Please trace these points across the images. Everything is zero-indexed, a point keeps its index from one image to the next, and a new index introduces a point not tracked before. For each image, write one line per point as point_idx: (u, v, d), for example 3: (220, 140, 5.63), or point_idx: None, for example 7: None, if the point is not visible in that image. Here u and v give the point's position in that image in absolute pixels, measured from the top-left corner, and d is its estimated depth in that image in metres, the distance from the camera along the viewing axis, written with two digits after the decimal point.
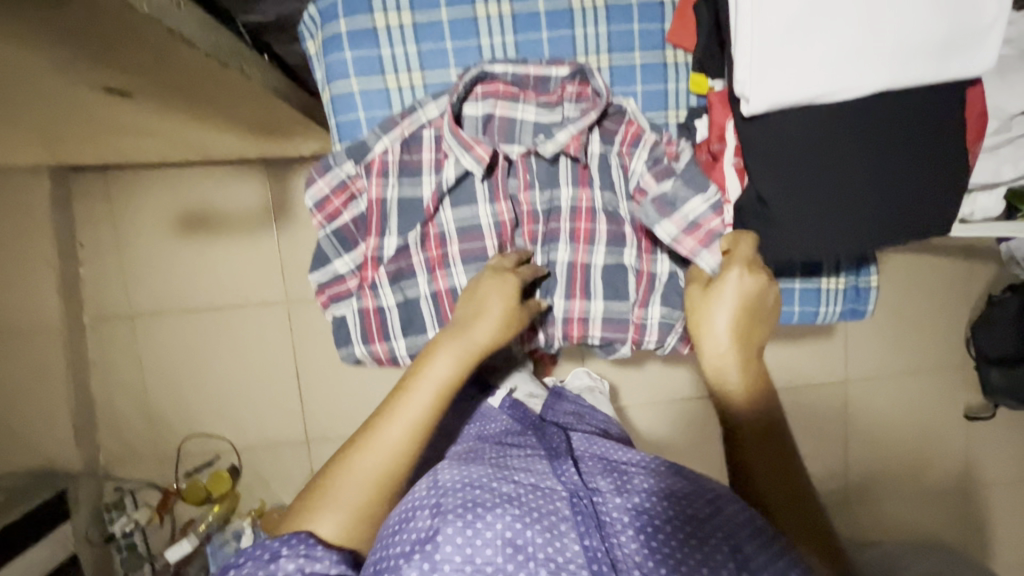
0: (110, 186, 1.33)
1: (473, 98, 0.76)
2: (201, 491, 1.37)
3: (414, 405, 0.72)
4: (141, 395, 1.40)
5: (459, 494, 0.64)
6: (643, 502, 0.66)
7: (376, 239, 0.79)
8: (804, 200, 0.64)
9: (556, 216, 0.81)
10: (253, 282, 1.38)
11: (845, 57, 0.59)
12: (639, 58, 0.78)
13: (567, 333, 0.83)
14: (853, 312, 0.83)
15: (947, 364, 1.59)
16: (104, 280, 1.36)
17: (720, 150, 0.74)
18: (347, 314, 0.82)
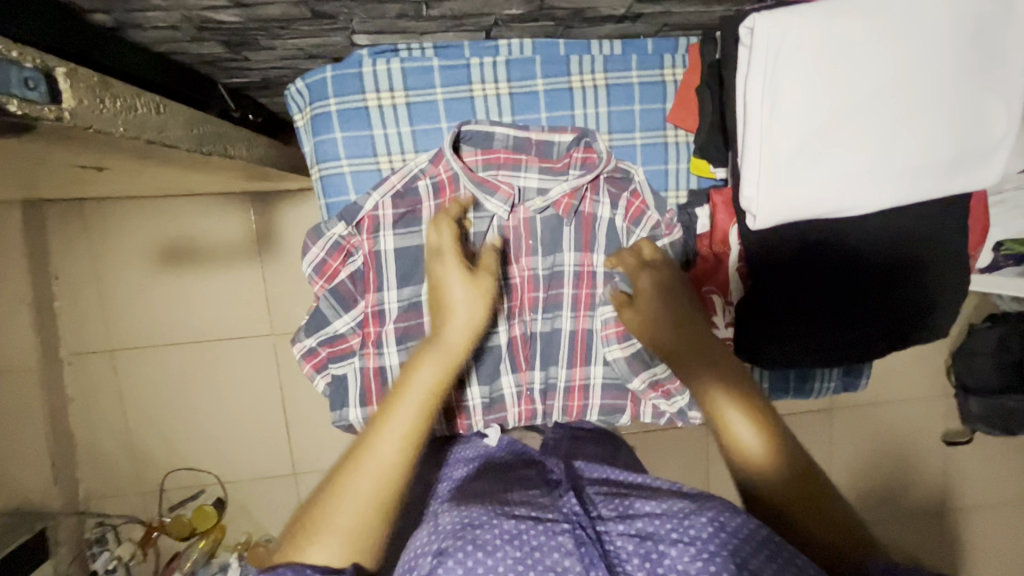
0: (87, 217, 1.28)
1: (472, 154, 0.72)
2: (186, 527, 1.35)
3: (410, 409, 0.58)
4: (124, 429, 1.37)
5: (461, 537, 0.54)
6: (658, 526, 0.55)
7: (374, 294, 0.69)
8: (807, 314, 0.67)
9: (559, 280, 0.76)
10: (238, 315, 1.35)
11: (852, 176, 0.60)
12: (639, 138, 0.76)
13: (568, 406, 0.79)
14: (847, 386, 0.83)
15: (927, 391, 1.62)
16: (83, 314, 1.32)
17: (723, 253, 0.73)
18: (347, 375, 0.70)
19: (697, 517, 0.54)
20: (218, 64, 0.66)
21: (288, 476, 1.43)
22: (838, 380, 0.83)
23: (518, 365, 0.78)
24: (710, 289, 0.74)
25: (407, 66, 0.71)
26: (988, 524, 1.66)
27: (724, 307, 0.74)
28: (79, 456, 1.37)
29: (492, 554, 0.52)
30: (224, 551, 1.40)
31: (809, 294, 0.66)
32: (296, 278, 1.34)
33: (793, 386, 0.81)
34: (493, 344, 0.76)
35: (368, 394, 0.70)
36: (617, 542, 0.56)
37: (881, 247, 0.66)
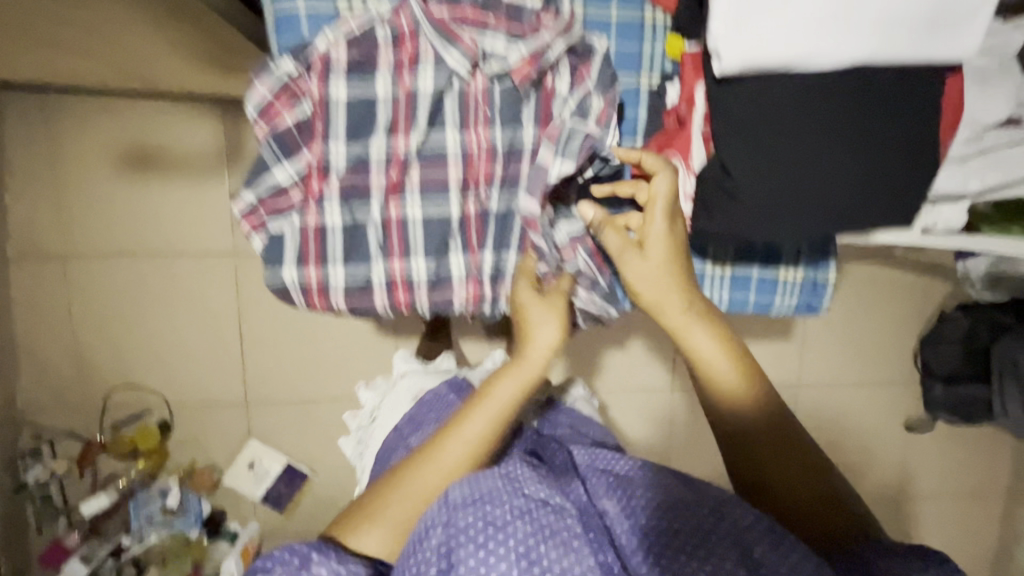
0: (45, 110, 1.21)
1: (435, 7, 0.68)
2: (128, 446, 1.32)
3: (472, 425, 0.70)
4: (69, 338, 1.31)
5: (471, 511, 0.62)
6: (661, 518, 0.66)
7: (319, 145, 0.69)
8: (768, 187, 0.63)
9: (519, 159, 0.72)
10: (199, 229, 1.30)
11: (814, 27, 0.59)
12: (616, 15, 0.75)
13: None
14: (808, 307, 0.81)
15: (895, 375, 1.62)
16: (35, 212, 1.25)
17: (687, 113, 0.72)
18: (286, 231, 0.71)
19: (704, 509, 0.66)
20: None
21: (240, 404, 1.39)
22: (799, 299, 0.81)
23: (467, 244, 0.74)
24: (673, 155, 0.73)
25: None
26: (939, 513, 1.68)
27: (687, 177, 0.74)
28: (19, 362, 1.30)
29: (504, 530, 0.61)
30: (164, 474, 1.38)
31: (767, 164, 0.63)
32: None
33: (753, 299, 0.80)
34: (443, 215, 0.72)
35: (305, 248, 0.70)
36: (622, 528, 0.66)
37: (850, 113, 0.62)
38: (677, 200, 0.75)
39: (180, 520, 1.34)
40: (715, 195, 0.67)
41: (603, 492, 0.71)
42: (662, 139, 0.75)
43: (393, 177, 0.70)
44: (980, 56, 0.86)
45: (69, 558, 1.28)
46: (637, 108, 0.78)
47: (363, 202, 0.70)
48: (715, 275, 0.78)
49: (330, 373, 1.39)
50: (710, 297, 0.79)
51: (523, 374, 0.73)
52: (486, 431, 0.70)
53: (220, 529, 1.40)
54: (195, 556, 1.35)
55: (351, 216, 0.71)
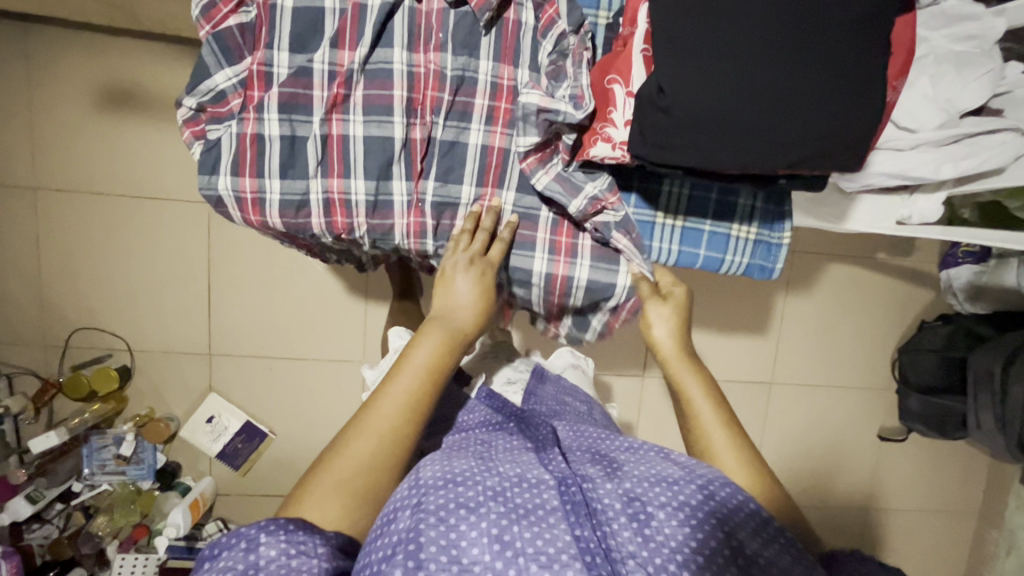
0: (27, 43, 1.21)
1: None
2: (85, 386, 1.30)
3: (397, 389, 0.71)
4: (35, 276, 1.30)
5: (441, 493, 0.62)
6: (647, 493, 0.66)
7: (263, 52, 0.69)
8: (701, 106, 0.53)
9: (473, 90, 0.73)
10: (174, 176, 1.29)
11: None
12: None
13: (557, 245, 0.81)
14: (760, 269, 0.82)
15: (870, 383, 1.59)
16: (10, 143, 1.25)
17: (630, 35, 0.66)
18: (222, 138, 0.71)
19: (689, 486, 0.67)
20: None
21: (203, 357, 1.37)
22: (751, 258, 0.81)
23: (411, 170, 0.75)
24: (613, 77, 0.65)
25: None
26: (907, 527, 1.65)
27: (625, 100, 0.65)
28: None
29: (475, 512, 0.60)
30: (121, 420, 1.37)
31: (706, 75, 0.52)
32: None
33: (704, 253, 0.81)
34: (386, 136, 0.72)
35: (241, 157, 0.70)
36: (604, 500, 0.65)
37: (806, 23, 0.51)
38: (614, 124, 0.66)
39: (133, 469, 1.34)
40: (649, 118, 0.57)
41: (587, 466, 0.71)
42: (608, 63, 0.68)
43: (335, 91, 0.70)
44: (960, 40, 0.82)
45: (13, 497, 1.23)
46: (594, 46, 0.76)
47: (303, 115, 0.71)
48: (665, 225, 0.80)
49: (295, 333, 1.38)
50: (660, 248, 0.81)
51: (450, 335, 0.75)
52: (412, 397, 0.71)
53: (173, 483, 1.38)
54: (144, 508, 1.35)
55: (290, 128, 0.71)
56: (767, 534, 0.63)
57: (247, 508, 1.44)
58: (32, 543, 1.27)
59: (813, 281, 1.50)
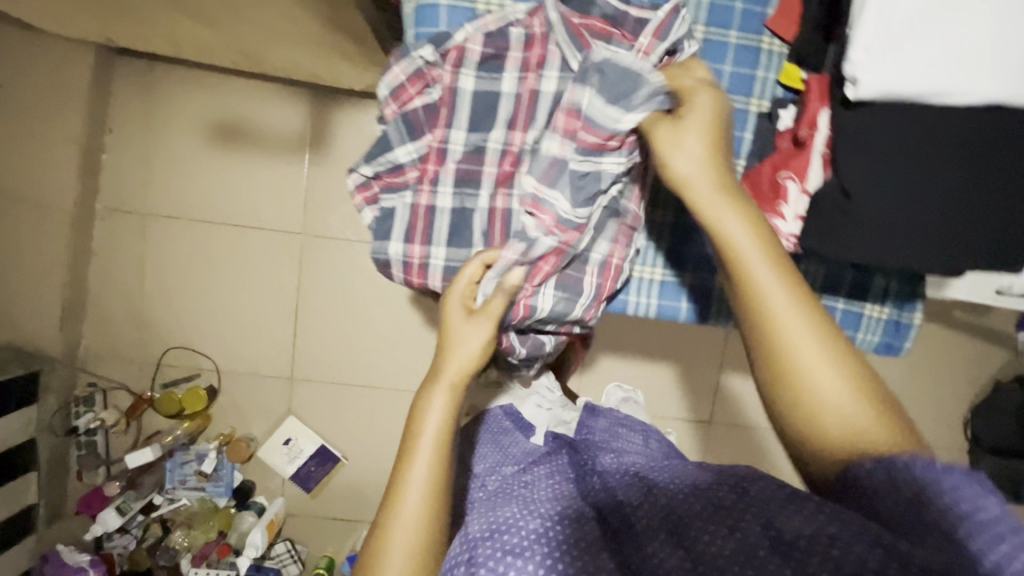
0: (152, 78, 1.30)
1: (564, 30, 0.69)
2: (175, 405, 1.36)
3: (413, 478, 0.59)
4: (136, 295, 1.37)
5: (489, 543, 0.52)
6: (685, 504, 0.53)
7: (442, 130, 0.74)
8: (885, 217, 0.56)
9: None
10: (273, 207, 1.36)
11: (966, 66, 0.53)
12: (734, 35, 0.67)
13: (600, 289, 0.79)
14: (888, 348, 0.77)
15: (939, 440, 1.56)
16: (127, 170, 1.33)
17: (809, 137, 0.62)
18: (396, 207, 0.76)
19: (721, 487, 0.53)
20: None
21: (284, 380, 1.42)
22: (879, 338, 0.76)
23: (491, 239, 0.76)
24: (788, 174, 0.63)
25: None
26: None
27: (799, 197, 0.62)
28: (86, 311, 1.36)
29: (521, 554, 0.49)
30: (204, 439, 1.42)
31: (890, 189, 0.56)
32: (337, 183, 1.35)
33: None
34: None
35: (413, 226, 0.75)
36: (643, 520, 0.53)
37: (982, 138, 0.55)
38: (784, 218, 0.63)
39: (212, 486, 1.38)
40: (827, 217, 0.59)
41: (626, 491, 0.59)
42: (778, 159, 0.65)
43: (506, 168, 0.75)
44: None
45: (105, 507, 1.30)
46: (742, 129, 0.70)
47: (473, 191, 0.76)
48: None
49: (373, 362, 1.42)
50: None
51: (453, 386, 0.65)
52: (432, 477, 0.60)
53: (248, 503, 1.40)
54: (221, 524, 1.39)
55: (460, 202, 0.76)
56: (799, 505, 0.48)
57: (314, 530, 1.47)
58: (113, 551, 1.33)
59: None
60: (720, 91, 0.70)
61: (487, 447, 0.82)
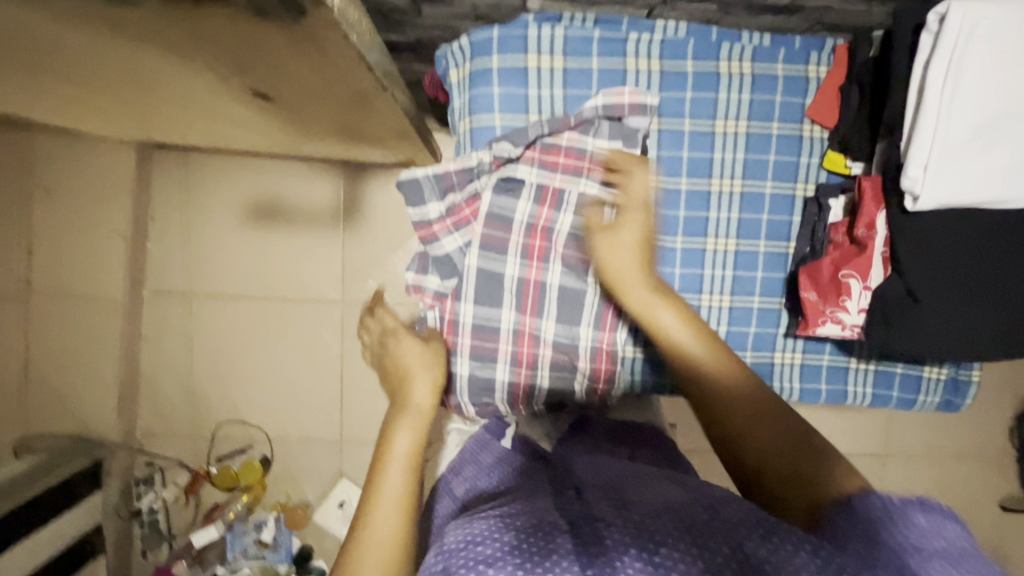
0: (189, 166, 1.35)
1: (534, 148, 0.83)
2: (231, 477, 1.39)
3: (389, 487, 0.62)
4: (186, 374, 1.41)
5: (461, 555, 0.48)
6: (657, 526, 0.48)
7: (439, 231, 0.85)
8: (950, 321, 0.71)
9: (510, 227, 0.83)
10: (312, 278, 1.40)
11: (1011, 173, 0.68)
12: (776, 128, 0.84)
13: (517, 356, 0.87)
14: (949, 404, 0.87)
15: (987, 449, 1.55)
16: (170, 255, 1.37)
17: (867, 237, 0.76)
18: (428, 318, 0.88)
19: (694, 508, 0.52)
20: (389, 17, 0.72)
21: (335, 445, 1.45)
22: (942, 397, 0.87)
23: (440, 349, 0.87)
24: (849, 272, 0.77)
25: (570, 34, 0.81)
26: None
27: (861, 292, 0.77)
28: (139, 393, 1.41)
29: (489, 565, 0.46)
30: (261, 509, 1.44)
31: (953, 298, 0.71)
32: (373, 251, 1.39)
33: (897, 394, 0.87)
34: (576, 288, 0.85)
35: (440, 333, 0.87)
36: (613, 531, 0.48)
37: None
38: (846, 310, 0.78)
39: (273, 554, 1.37)
40: (897, 310, 0.74)
41: (596, 501, 0.55)
42: (838, 256, 0.79)
43: (534, 241, 0.84)
44: None
45: None
46: (790, 214, 0.86)
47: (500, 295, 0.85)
48: (859, 371, 0.86)
49: None
50: (854, 391, 0.86)
51: (420, 418, 0.69)
52: (407, 487, 0.62)
53: (309, 567, 1.39)
54: None
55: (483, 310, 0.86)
56: (773, 537, 0.47)
57: None
58: None
59: None
60: (768, 180, 0.85)
61: (465, 467, 0.75)
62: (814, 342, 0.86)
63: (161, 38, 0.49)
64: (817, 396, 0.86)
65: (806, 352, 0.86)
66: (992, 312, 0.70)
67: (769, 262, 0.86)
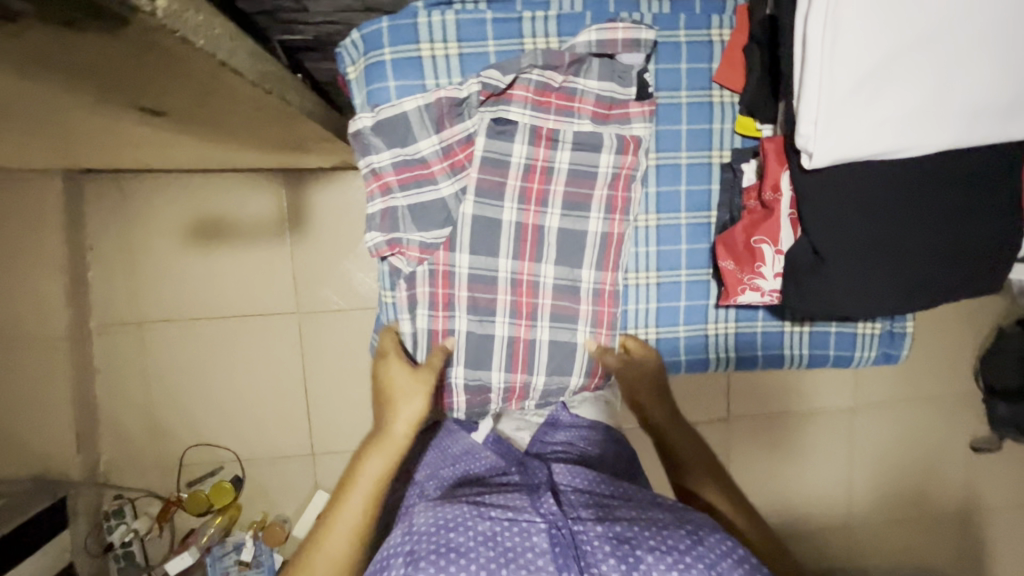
0: (122, 190, 1.31)
1: (484, 285, 0.87)
2: (204, 501, 1.36)
3: (348, 511, 0.75)
4: (145, 402, 1.38)
5: (433, 538, 0.67)
6: (626, 529, 0.68)
7: (441, 322, 0.87)
8: (857, 278, 0.71)
9: (415, 282, 0.86)
10: (263, 292, 1.37)
11: (901, 123, 0.66)
12: (685, 97, 0.84)
13: (508, 396, 0.92)
14: (888, 356, 0.90)
15: (953, 394, 1.58)
16: (113, 282, 1.34)
17: (774, 200, 0.77)
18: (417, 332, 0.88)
19: (677, 530, 0.68)
20: (274, 14, 0.73)
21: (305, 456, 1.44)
22: (878, 351, 0.90)
23: (435, 361, 0.88)
24: (761, 238, 0.77)
25: (461, 18, 0.79)
26: (1016, 538, 1.60)
27: (774, 255, 0.78)
28: (100, 427, 1.38)
29: (464, 551, 0.65)
30: (238, 530, 1.42)
31: (862, 254, 0.70)
32: (322, 259, 1.37)
33: (833, 352, 0.90)
34: (568, 338, 0.89)
35: (435, 351, 0.87)
36: (591, 537, 0.67)
37: (935, 195, 0.70)
38: (764, 277, 0.79)
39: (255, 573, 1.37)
40: (805, 274, 0.74)
41: (578, 508, 0.73)
42: (750, 223, 0.80)
43: (522, 296, 0.87)
44: None
45: None
46: (709, 182, 0.86)
47: (491, 319, 0.88)
48: (792, 334, 0.89)
49: None
50: (791, 354, 0.90)
51: (388, 456, 0.79)
52: (362, 516, 0.76)
53: None
54: None
55: (477, 323, 0.88)
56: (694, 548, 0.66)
57: None
58: None
59: None
60: (683, 151, 0.85)
61: (433, 452, 0.90)
62: (745, 311, 0.89)
63: (9, 64, 0.46)
64: (754, 362, 0.90)
65: (739, 322, 0.89)
66: (890, 271, 0.71)
67: (692, 234, 0.87)
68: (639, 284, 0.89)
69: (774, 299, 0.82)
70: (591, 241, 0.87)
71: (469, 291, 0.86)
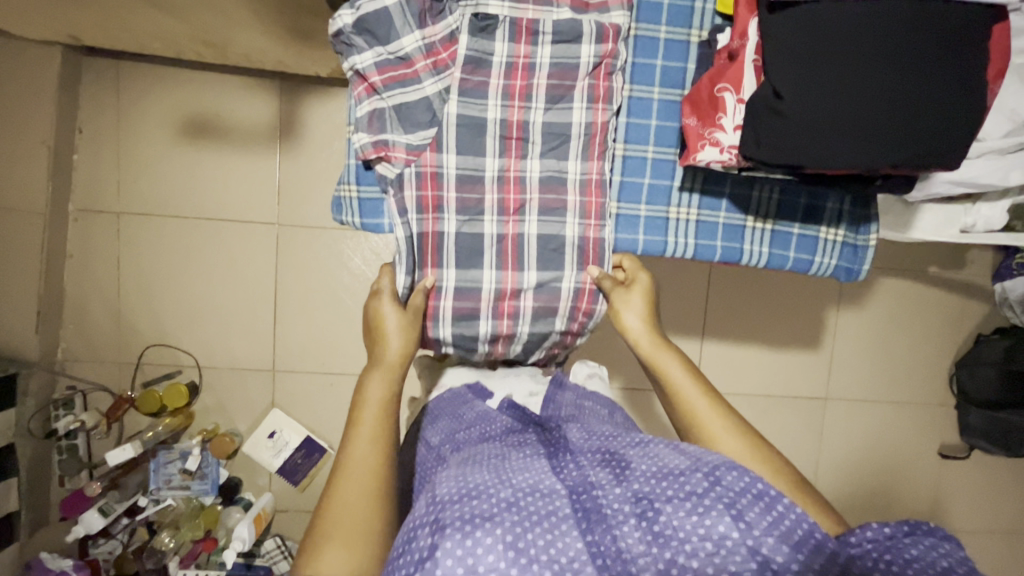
0: (120, 77, 1.32)
1: (474, 186, 0.85)
2: (156, 403, 1.32)
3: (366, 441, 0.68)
4: (112, 295, 1.37)
5: (458, 507, 0.54)
6: (655, 488, 0.57)
7: (434, 224, 0.85)
8: (823, 115, 0.65)
9: (402, 184, 0.83)
10: (245, 199, 1.36)
11: None
12: None
13: (499, 310, 0.87)
14: (848, 270, 0.92)
15: (928, 397, 1.56)
16: (99, 168, 1.33)
17: (740, 47, 0.74)
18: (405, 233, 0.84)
19: (694, 474, 0.57)
20: None
21: (266, 372, 1.42)
22: (838, 259, 0.91)
23: (424, 262, 0.86)
24: (724, 86, 0.75)
25: None
26: (975, 553, 1.57)
27: (735, 106, 0.74)
28: (62, 313, 1.36)
29: (488, 519, 0.52)
30: (187, 437, 1.40)
31: (826, 91, 0.64)
32: (309, 173, 1.36)
33: (793, 256, 0.91)
34: (560, 232, 0.87)
35: (424, 249, 0.85)
36: (613, 503, 0.56)
37: (905, 38, 0.64)
38: (723, 130, 0.75)
39: (197, 484, 1.34)
40: (763, 120, 0.68)
41: (597, 468, 0.62)
42: (715, 73, 0.77)
43: (511, 194, 0.86)
44: None
45: (87, 509, 1.27)
46: (685, 60, 0.87)
47: (481, 219, 0.86)
48: (754, 230, 0.89)
49: (357, 349, 1.42)
50: (751, 250, 0.89)
51: (391, 367, 0.77)
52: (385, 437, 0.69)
53: (236, 498, 1.38)
54: (207, 524, 1.34)
55: (465, 224, 0.86)
56: (761, 504, 0.54)
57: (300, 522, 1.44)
58: (98, 557, 1.32)
59: (864, 293, 1.50)
60: (662, 25, 0.86)
61: (444, 418, 0.81)
62: (709, 200, 0.89)
63: None
64: (713, 254, 0.89)
65: (702, 209, 0.89)
66: (856, 117, 0.64)
67: (664, 110, 0.87)
68: (619, 153, 0.88)
69: (733, 162, 0.76)
70: (575, 134, 0.85)
71: (458, 192, 0.85)
